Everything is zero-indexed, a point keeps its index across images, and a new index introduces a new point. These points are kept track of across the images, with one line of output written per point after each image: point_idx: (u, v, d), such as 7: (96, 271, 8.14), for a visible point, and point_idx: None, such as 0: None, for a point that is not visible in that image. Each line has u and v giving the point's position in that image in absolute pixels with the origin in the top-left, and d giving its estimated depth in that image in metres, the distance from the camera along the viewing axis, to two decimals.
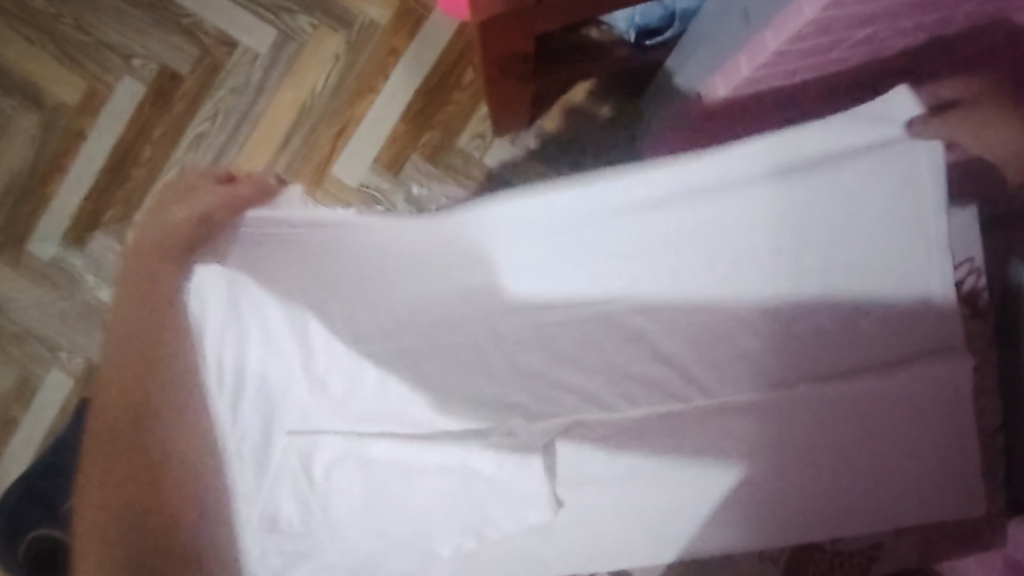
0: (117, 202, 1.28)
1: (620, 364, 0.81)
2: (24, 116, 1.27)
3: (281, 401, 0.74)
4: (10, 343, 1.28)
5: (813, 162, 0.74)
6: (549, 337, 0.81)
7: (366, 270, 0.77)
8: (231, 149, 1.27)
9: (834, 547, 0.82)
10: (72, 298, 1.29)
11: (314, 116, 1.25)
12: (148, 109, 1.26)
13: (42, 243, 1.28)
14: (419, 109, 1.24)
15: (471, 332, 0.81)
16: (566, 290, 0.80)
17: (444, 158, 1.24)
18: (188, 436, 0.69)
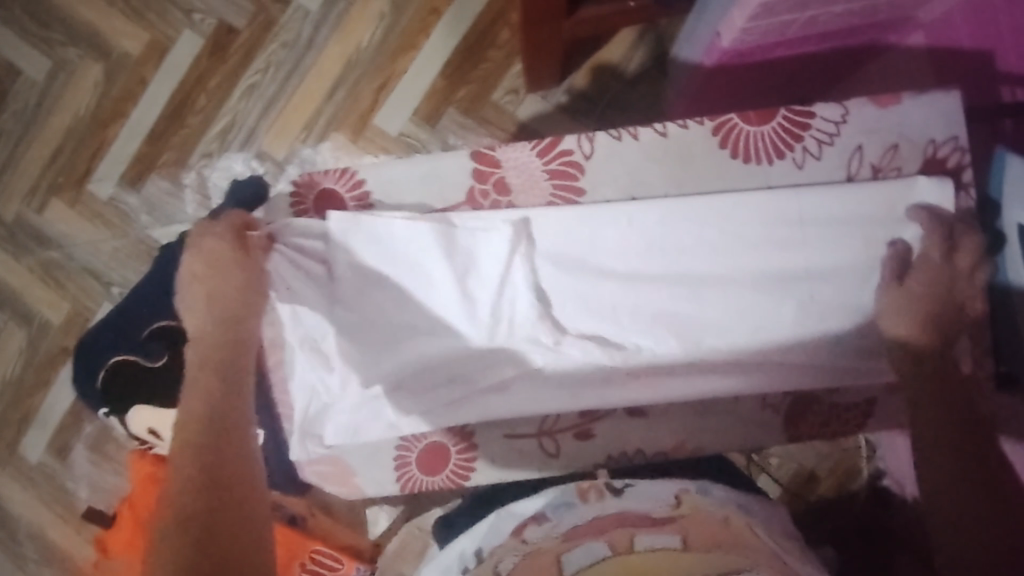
0: (174, 144, 1.20)
1: (706, 297, 0.67)
2: (90, 65, 1.21)
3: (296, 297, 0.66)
4: (65, 278, 1.20)
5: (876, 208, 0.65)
6: (614, 238, 0.65)
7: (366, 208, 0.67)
8: (280, 98, 1.19)
9: (832, 399, 0.70)
10: (125, 236, 1.20)
11: (360, 69, 1.18)
12: (205, 62, 1.20)
13: (101, 182, 1.21)
14: (457, 62, 1.17)
15: (570, 242, 0.65)
16: (599, 220, 0.65)
17: (478, 108, 1.16)
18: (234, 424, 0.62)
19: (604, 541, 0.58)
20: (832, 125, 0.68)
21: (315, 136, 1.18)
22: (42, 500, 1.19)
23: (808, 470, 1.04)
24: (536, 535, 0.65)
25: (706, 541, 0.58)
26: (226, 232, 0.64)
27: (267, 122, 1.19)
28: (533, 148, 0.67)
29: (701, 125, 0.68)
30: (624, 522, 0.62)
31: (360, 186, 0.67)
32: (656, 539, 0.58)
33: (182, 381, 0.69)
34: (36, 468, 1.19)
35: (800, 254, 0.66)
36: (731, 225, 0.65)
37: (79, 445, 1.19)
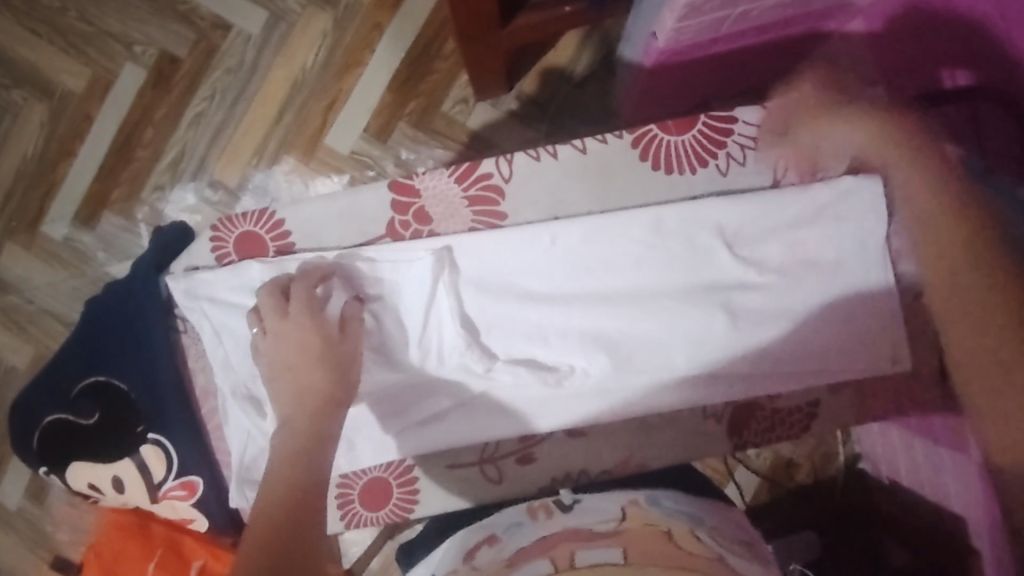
0: (125, 179, 1.14)
1: (633, 314, 0.66)
2: (33, 106, 1.14)
3: (219, 338, 0.66)
4: (26, 322, 1.14)
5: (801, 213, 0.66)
6: (537, 262, 0.66)
7: (288, 247, 0.67)
8: (229, 125, 1.13)
9: (774, 405, 0.70)
10: (83, 276, 1.14)
11: (307, 91, 1.12)
12: (150, 94, 1.14)
13: (54, 224, 1.15)
14: (404, 76, 1.11)
15: (493, 267, 0.66)
16: (519, 245, 0.65)
17: (428, 122, 1.10)
18: (322, 445, 0.57)
19: (544, 558, 0.57)
20: (752, 129, 0.68)
21: (266, 160, 1.12)
22: (26, 547, 1.13)
23: (787, 459, 1.03)
24: (486, 560, 0.62)
25: (647, 551, 0.57)
26: (304, 311, 0.61)
27: (218, 149, 1.13)
28: (451, 175, 0.66)
29: (620, 138, 0.67)
30: (567, 540, 0.61)
31: (282, 226, 0.67)
32: (597, 554, 0.57)
33: (115, 434, 0.68)
34: (16, 515, 1.13)
35: (728, 262, 0.66)
36: (651, 240, 0.66)
37: (56, 489, 1.13)
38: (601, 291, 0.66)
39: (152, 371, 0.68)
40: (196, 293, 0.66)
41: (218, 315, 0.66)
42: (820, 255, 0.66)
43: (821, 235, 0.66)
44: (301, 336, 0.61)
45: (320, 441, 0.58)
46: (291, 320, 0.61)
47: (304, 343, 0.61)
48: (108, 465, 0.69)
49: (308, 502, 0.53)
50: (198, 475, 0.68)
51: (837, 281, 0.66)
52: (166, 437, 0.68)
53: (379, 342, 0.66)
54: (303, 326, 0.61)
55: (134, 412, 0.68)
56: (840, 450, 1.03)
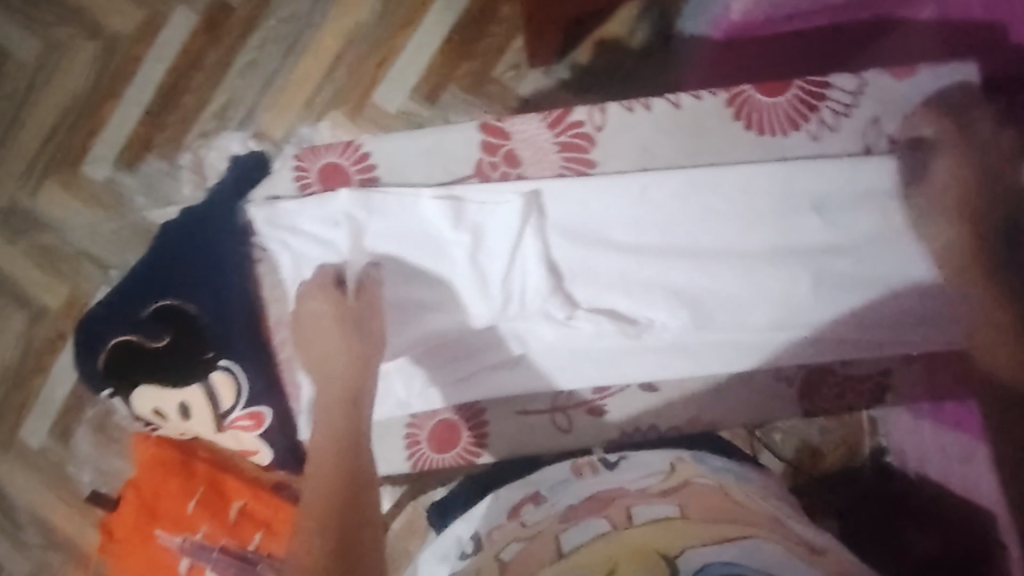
0: (171, 125, 1.04)
1: (714, 270, 0.66)
2: (81, 45, 1.05)
3: (302, 269, 0.66)
4: (61, 261, 1.05)
5: (896, 185, 0.65)
6: (627, 212, 0.65)
7: (369, 181, 0.66)
8: (281, 75, 1.03)
9: (845, 370, 0.70)
10: (122, 218, 1.04)
11: (360, 47, 1.01)
12: (202, 38, 1.04)
13: (95, 163, 1.05)
14: (460, 38, 1.00)
15: (580, 218, 0.65)
16: (609, 196, 0.65)
17: (484, 88, 1.00)
18: (357, 430, 0.62)
19: (602, 516, 0.57)
20: (848, 96, 0.67)
21: (314, 114, 1.02)
22: (45, 486, 1.05)
23: (812, 447, 0.86)
24: (535, 516, 0.63)
25: (704, 508, 0.57)
26: (328, 301, 0.63)
27: (267, 100, 1.03)
28: (543, 120, 0.66)
29: (714, 96, 0.67)
30: (620, 496, 0.61)
31: (367, 167, 0.66)
32: (655, 509, 0.57)
33: (182, 358, 0.67)
34: (38, 455, 1.05)
35: (815, 228, 0.65)
36: (740, 199, 0.65)
37: (82, 427, 1.05)
38: (689, 244, 0.66)
39: (226, 296, 0.67)
40: (278, 224, 0.66)
41: (301, 248, 0.66)
42: (911, 226, 0.65)
43: (916, 208, 0.65)
44: (327, 326, 0.63)
45: (355, 429, 0.61)
46: (318, 309, 0.64)
47: (329, 326, 0.63)
48: (174, 393, 0.68)
49: (354, 493, 0.57)
50: (267, 407, 0.69)
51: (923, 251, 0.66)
52: (238, 364, 0.68)
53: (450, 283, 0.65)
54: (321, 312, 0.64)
55: (204, 338, 0.67)
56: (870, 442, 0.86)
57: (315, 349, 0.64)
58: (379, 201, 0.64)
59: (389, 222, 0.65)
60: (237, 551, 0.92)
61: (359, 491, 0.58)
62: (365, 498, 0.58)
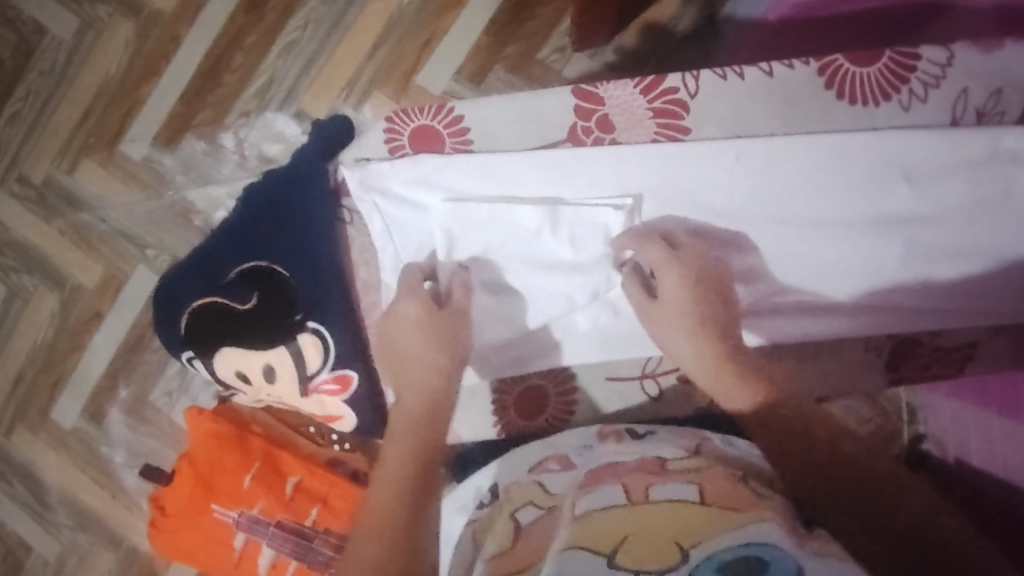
0: (210, 105, 0.97)
1: (801, 233, 0.67)
2: (118, 24, 0.99)
3: (391, 230, 0.66)
4: (98, 241, 0.98)
5: (983, 156, 0.64)
6: (721, 172, 0.65)
7: (461, 144, 0.66)
8: (321, 56, 0.96)
9: (933, 342, 0.70)
10: (160, 198, 0.97)
11: (402, 27, 0.94)
12: (243, 17, 0.97)
13: (133, 143, 0.98)
14: (503, 19, 0.92)
15: (669, 179, 0.65)
16: (699, 161, 0.65)
17: (525, 69, 0.91)
18: (425, 401, 0.64)
19: (618, 487, 0.53)
20: (938, 67, 0.67)
21: (355, 96, 0.95)
22: (78, 464, 0.98)
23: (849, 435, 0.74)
24: (558, 483, 0.59)
25: (725, 491, 0.52)
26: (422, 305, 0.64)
27: (308, 80, 0.96)
28: (635, 86, 0.66)
29: (807, 66, 0.66)
30: (644, 470, 0.56)
31: (460, 128, 0.66)
32: (674, 489, 0.52)
33: (270, 318, 0.67)
34: (71, 435, 0.98)
35: (904, 198, 0.65)
36: (828, 163, 0.65)
37: (115, 409, 0.97)
38: (781, 207, 0.66)
39: (314, 254, 0.67)
40: (368, 184, 0.66)
41: (384, 200, 0.66)
42: (1002, 197, 0.64)
43: (1010, 178, 0.64)
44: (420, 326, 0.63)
45: (429, 404, 0.64)
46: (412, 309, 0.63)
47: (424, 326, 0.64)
48: (260, 352, 0.67)
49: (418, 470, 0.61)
50: (355, 368, 0.67)
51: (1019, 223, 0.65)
52: (325, 325, 0.67)
53: (524, 278, 0.66)
54: (412, 301, 0.64)
55: (291, 298, 0.67)
56: (903, 429, 0.74)
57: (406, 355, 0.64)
58: (465, 166, 0.64)
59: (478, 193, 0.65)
60: (293, 527, 0.87)
61: (426, 471, 0.61)
62: (433, 479, 0.61)
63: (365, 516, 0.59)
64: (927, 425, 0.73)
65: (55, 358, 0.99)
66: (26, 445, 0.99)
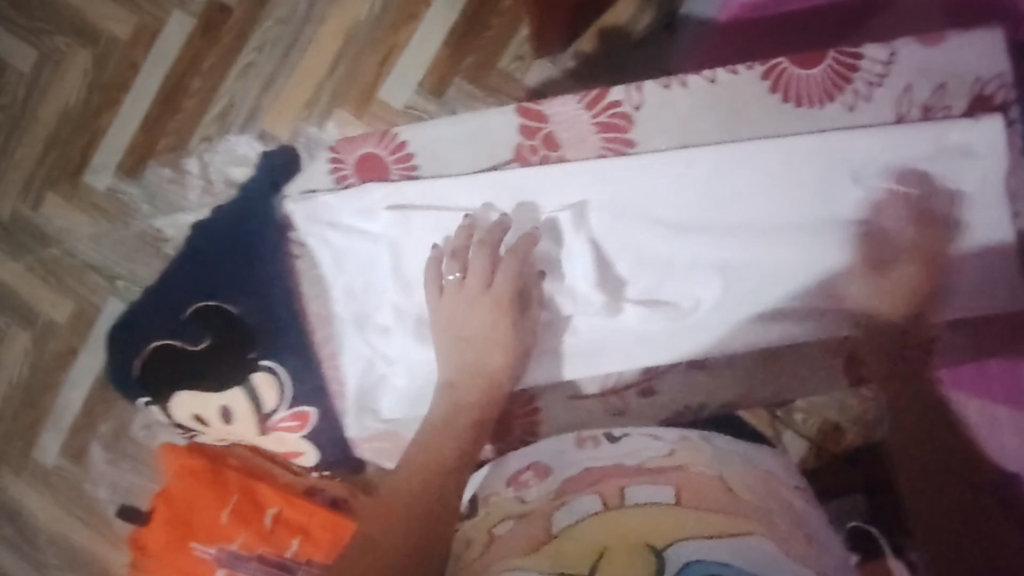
0: (172, 131, 0.95)
1: (756, 232, 0.65)
2: (74, 53, 0.96)
3: (339, 263, 0.65)
4: (67, 275, 0.96)
5: (929, 154, 0.65)
6: (672, 181, 0.64)
7: (402, 170, 0.65)
8: (280, 76, 0.93)
9: None
10: (126, 229, 0.94)
11: (358, 42, 0.91)
12: (199, 43, 0.94)
13: (96, 174, 0.96)
14: (461, 30, 0.88)
15: (622, 188, 0.64)
16: (650, 171, 0.64)
17: (483, 79, 0.87)
18: (475, 390, 0.63)
19: (592, 494, 0.52)
20: (880, 65, 0.67)
21: (317, 114, 0.91)
22: (61, 505, 0.95)
23: (834, 422, 0.71)
24: (535, 492, 0.57)
25: (700, 493, 0.51)
26: (477, 282, 0.62)
27: (269, 102, 0.93)
28: (580, 100, 0.65)
29: (750, 70, 0.66)
30: (612, 474, 0.55)
31: (406, 155, 0.65)
32: (648, 491, 0.51)
33: (224, 359, 0.66)
34: (53, 474, 0.96)
35: (854, 197, 0.66)
36: (772, 163, 0.65)
37: (95, 445, 0.95)
38: (730, 213, 0.65)
39: (270, 292, 0.67)
40: (312, 217, 0.65)
41: (325, 230, 0.65)
42: (947, 192, 0.66)
43: (953, 171, 0.66)
44: (474, 314, 0.62)
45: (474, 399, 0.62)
46: (469, 287, 0.62)
47: (493, 318, 0.62)
48: (214, 395, 0.67)
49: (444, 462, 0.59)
50: (314, 406, 0.67)
51: (970, 219, 0.66)
52: (280, 363, 0.66)
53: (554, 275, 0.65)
54: (496, 316, 0.62)
55: (247, 336, 0.67)
56: (889, 415, 0.70)
57: (449, 322, 0.63)
58: (413, 193, 0.64)
59: (426, 215, 0.64)
60: (274, 559, 0.84)
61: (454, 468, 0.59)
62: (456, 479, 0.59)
63: (378, 506, 0.58)
64: (913, 409, 0.70)
65: (31, 396, 0.97)
66: (9, 486, 0.97)
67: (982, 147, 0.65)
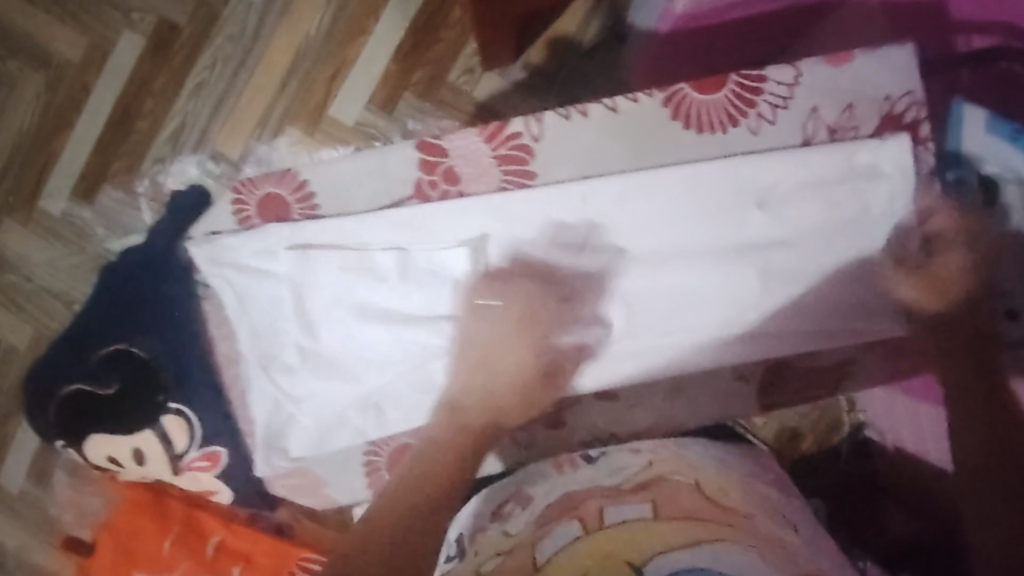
0: (125, 153, 0.97)
1: (661, 261, 0.66)
2: (23, 77, 0.97)
3: (243, 305, 0.65)
4: (25, 300, 0.97)
5: (835, 177, 0.65)
6: (576, 217, 0.64)
7: (302, 210, 0.65)
8: (231, 95, 0.96)
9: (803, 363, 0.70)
10: (83, 252, 0.97)
11: (309, 60, 0.95)
12: (150, 64, 0.97)
13: (51, 199, 0.97)
14: (408, 45, 0.94)
15: (534, 222, 0.64)
16: (550, 208, 0.64)
17: (434, 92, 0.94)
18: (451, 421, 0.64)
19: (574, 519, 0.59)
20: (785, 87, 0.66)
21: (270, 132, 0.96)
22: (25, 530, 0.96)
23: (792, 429, 0.81)
24: (517, 523, 0.63)
25: (678, 507, 0.58)
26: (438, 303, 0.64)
27: (222, 121, 0.96)
28: (480, 133, 0.65)
29: (652, 97, 0.66)
30: (591, 495, 0.62)
31: (309, 194, 0.64)
32: (625, 510, 0.59)
33: (136, 403, 0.68)
34: (18, 499, 0.96)
35: (759, 223, 0.65)
36: (674, 190, 0.64)
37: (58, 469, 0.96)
38: (635, 243, 0.65)
39: (176, 338, 0.66)
40: (211, 261, 0.64)
41: (224, 273, 0.64)
42: (855, 216, 0.65)
43: (859, 193, 0.65)
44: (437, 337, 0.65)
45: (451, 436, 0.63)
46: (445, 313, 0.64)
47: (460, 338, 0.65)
48: (128, 437, 0.69)
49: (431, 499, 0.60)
50: (222, 445, 0.68)
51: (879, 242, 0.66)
52: (187, 406, 0.67)
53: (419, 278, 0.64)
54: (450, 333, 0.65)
55: (157, 381, 0.67)
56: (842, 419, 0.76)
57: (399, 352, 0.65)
58: (312, 233, 0.63)
59: (326, 255, 0.63)
60: None
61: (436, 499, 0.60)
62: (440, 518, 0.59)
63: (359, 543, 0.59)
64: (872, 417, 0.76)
65: None
66: None
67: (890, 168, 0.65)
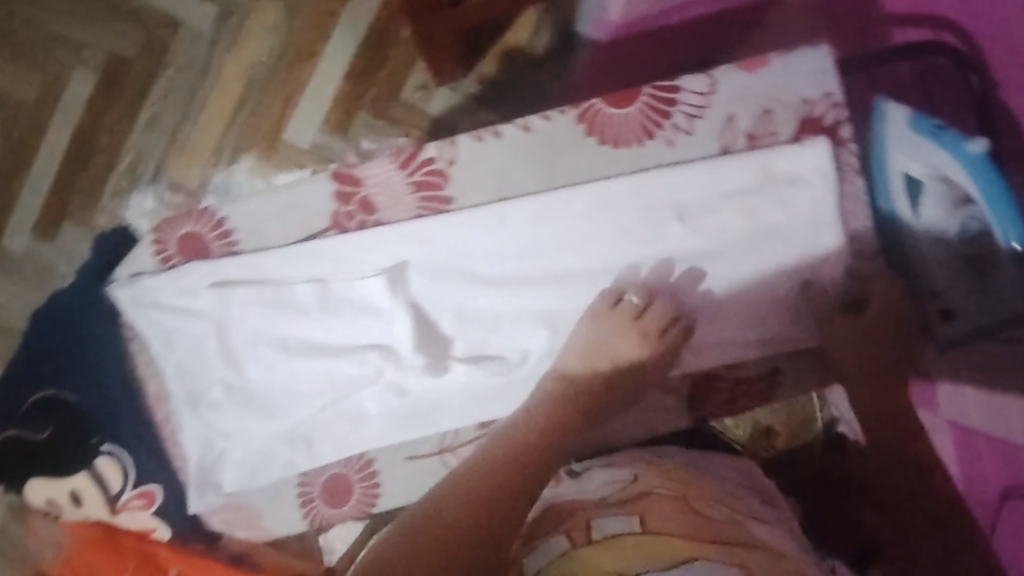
0: (82, 188, 0.89)
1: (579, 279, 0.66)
2: None
3: (169, 343, 0.66)
4: None
5: (750, 185, 0.65)
6: (493, 238, 0.65)
7: (224, 248, 0.66)
8: (188, 122, 0.88)
9: (732, 374, 0.69)
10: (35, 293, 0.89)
11: (262, 88, 0.88)
12: (101, 98, 0.88)
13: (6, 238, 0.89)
14: (362, 64, 0.87)
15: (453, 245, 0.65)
16: (466, 232, 0.65)
17: (388, 111, 0.87)
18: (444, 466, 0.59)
19: (562, 533, 0.57)
20: (699, 98, 0.66)
21: (228, 159, 0.88)
22: None
23: (768, 426, 0.72)
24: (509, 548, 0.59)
25: (665, 516, 0.56)
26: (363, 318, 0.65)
27: (180, 150, 0.88)
28: (394, 161, 0.65)
29: (565, 115, 0.66)
30: (581, 506, 0.59)
31: (225, 231, 0.66)
32: (614, 523, 0.56)
33: (68, 447, 0.69)
34: None
35: (678, 235, 0.65)
36: (586, 206, 0.65)
37: None
38: (553, 261, 0.65)
39: (104, 379, 0.69)
40: (136, 301, 0.65)
41: (150, 312, 0.65)
42: (774, 225, 0.65)
43: (777, 199, 0.65)
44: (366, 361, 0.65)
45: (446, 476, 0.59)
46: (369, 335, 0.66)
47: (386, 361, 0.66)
48: (63, 480, 0.69)
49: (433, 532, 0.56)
50: (156, 482, 0.69)
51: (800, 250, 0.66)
52: (119, 447, 0.69)
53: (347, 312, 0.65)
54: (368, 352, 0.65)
55: (85, 423, 0.69)
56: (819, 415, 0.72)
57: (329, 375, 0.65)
58: (232, 270, 0.64)
59: (246, 291, 0.64)
60: None
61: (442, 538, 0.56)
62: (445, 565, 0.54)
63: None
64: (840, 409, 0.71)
65: None
66: None
67: (808, 174, 0.65)
